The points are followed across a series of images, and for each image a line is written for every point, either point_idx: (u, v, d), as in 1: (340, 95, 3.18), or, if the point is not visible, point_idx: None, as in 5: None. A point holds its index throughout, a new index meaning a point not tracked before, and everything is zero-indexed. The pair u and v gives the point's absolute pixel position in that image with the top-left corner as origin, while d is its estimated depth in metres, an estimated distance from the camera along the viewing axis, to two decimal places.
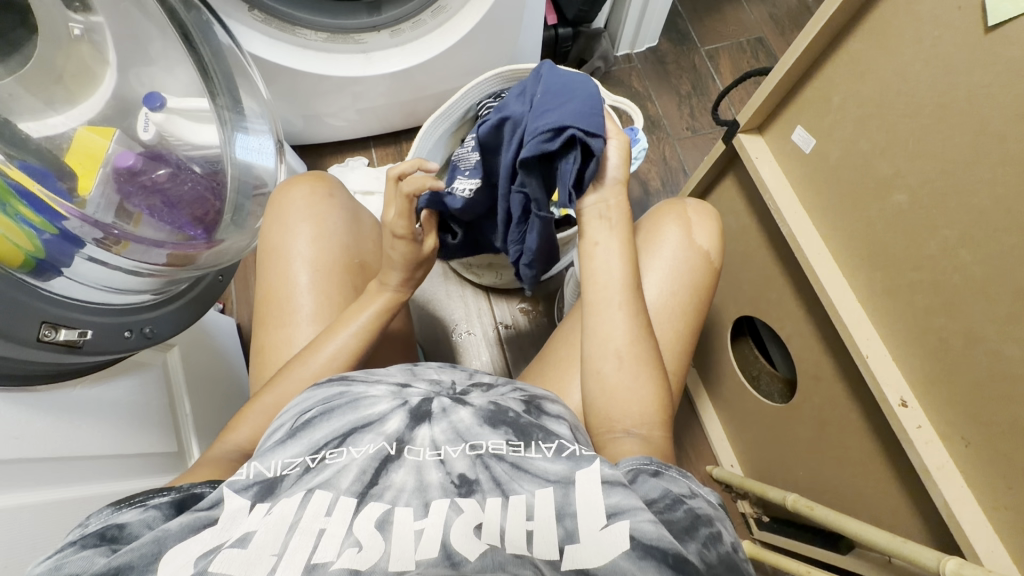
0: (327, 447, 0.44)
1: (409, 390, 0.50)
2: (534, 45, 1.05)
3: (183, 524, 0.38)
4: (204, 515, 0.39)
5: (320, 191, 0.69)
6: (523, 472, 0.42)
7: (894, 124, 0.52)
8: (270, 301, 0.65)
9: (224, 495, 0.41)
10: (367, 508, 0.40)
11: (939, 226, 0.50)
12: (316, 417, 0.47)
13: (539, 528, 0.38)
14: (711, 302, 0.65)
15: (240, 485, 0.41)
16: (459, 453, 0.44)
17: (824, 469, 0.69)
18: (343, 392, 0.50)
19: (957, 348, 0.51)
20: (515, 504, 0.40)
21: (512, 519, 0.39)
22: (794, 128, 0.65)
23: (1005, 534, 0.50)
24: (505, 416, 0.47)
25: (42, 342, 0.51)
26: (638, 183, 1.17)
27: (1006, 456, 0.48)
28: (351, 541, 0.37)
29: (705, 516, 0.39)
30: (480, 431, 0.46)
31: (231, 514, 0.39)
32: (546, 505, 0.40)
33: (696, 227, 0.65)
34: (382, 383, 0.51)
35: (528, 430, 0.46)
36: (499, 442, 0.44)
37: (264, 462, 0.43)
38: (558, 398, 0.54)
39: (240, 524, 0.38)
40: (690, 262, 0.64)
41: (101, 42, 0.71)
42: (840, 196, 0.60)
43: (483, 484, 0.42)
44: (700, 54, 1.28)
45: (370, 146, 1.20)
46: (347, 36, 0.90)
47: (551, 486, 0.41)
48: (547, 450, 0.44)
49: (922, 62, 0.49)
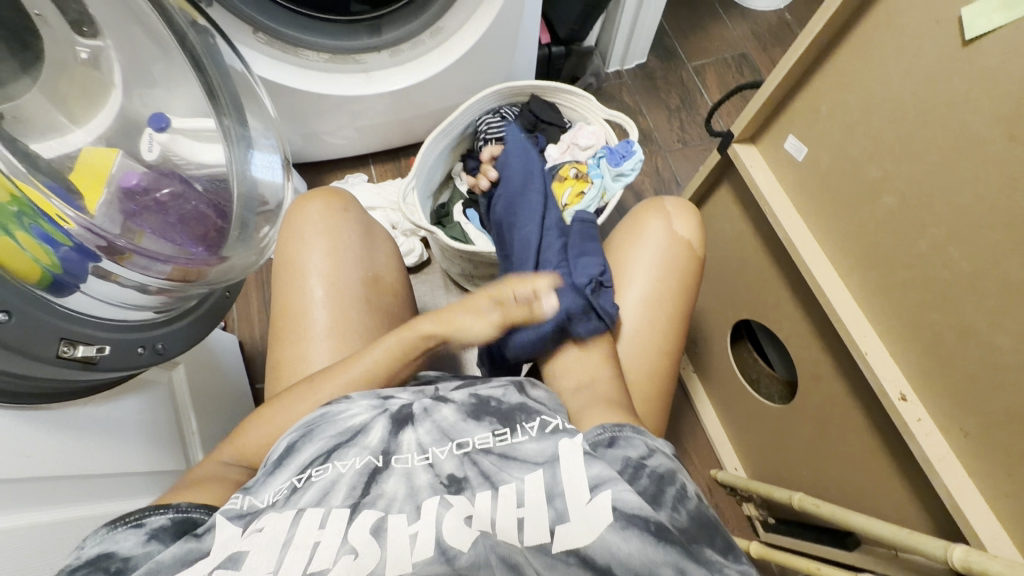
0: (312, 466, 0.44)
1: (391, 401, 0.51)
2: (529, 64, 1.08)
3: (173, 557, 0.38)
4: (196, 548, 0.38)
5: (335, 207, 0.70)
6: (511, 459, 0.43)
7: (882, 131, 0.55)
8: (287, 314, 0.65)
9: (217, 522, 0.40)
10: (361, 516, 0.40)
11: (928, 225, 0.53)
12: (299, 442, 0.47)
13: (529, 515, 0.39)
14: (700, 292, 0.67)
15: (234, 514, 0.41)
16: (447, 454, 0.45)
17: (827, 467, 0.71)
18: (323, 414, 0.49)
19: (950, 341, 0.53)
20: (504, 494, 0.41)
21: (504, 511, 0.40)
22: (785, 137, 0.68)
23: (1008, 522, 0.51)
24: (487, 407, 0.49)
25: (60, 358, 0.52)
26: (633, 194, 1.20)
27: (1004, 445, 0.50)
28: (347, 549, 0.37)
29: (667, 475, 0.41)
30: (465, 426, 0.47)
31: (223, 544, 0.39)
32: (536, 488, 0.41)
33: (676, 218, 0.67)
34: (362, 398, 0.51)
35: (511, 415, 0.47)
36: (485, 436, 0.45)
37: (258, 495, 0.43)
38: (541, 380, 0.56)
39: (231, 546, 0.38)
40: (672, 250, 0.65)
41: (108, 67, 0.73)
42: (832, 200, 0.63)
43: (472, 480, 0.43)
44: (688, 69, 1.33)
45: (369, 163, 1.22)
46: (348, 56, 0.93)
47: (540, 468, 0.42)
48: (531, 430, 0.45)
49: (904, 74, 0.52)
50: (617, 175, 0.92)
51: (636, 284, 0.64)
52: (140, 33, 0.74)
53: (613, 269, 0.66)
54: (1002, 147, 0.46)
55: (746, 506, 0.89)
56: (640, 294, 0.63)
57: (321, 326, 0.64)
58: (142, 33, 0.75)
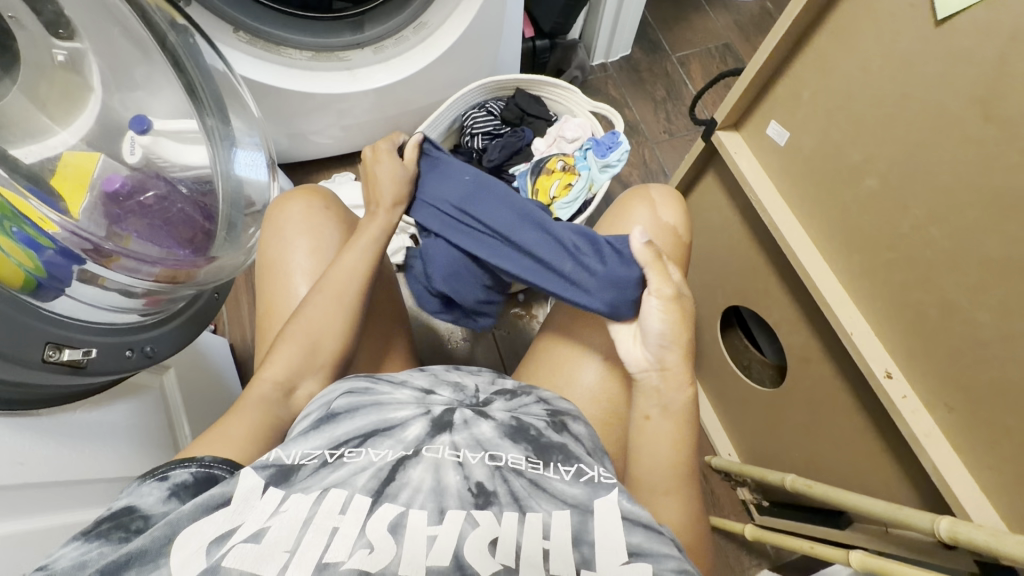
0: (346, 445, 0.44)
1: (432, 399, 0.51)
2: (514, 58, 1.08)
3: (196, 505, 0.39)
4: (218, 492, 0.40)
5: (317, 206, 0.69)
6: (540, 489, 0.43)
7: (861, 114, 0.56)
8: (273, 313, 0.66)
9: (241, 474, 0.41)
10: (382, 508, 0.39)
11: (909, 205, 0.54)
12: (341, 414, 0.48)
13: (556, 548, 0.39)
14: (686, 278, 0.67)
15: (260, 464, 0.42)
16: (479, 461, 0.44)
17: (819, 447, 0.72)
18: (368, 389, 0.51)
19: (934, 319, 0.54)
20: (531, 522, 0.40)
21: (529, 536, 0.39)
22: (768, 123, 0.68)
23: (994, 494, 0.52)
24: (526, 434, 0.48)
25: (46, 362, 0.51)
26: (621, 185, 1.20)
27: (988, 419, 0.51)
28: (363, 543, 0.37)
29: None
30: (501, 443, 0.46)
31: (244, 496, 0.40)
32: (563, 526, 0.40)
33: (662, 206, 0.67)
34: (408, 389, 0.52)
35: (548, 450, 0.46)
36: (519, 458, 0.45)
37: (286, 449, 0.44)
38: (581, 412, 0.55)
39: (253, 508, 0.39)
40: (659, 238, 0.65)
41: (85, 67, 0.72)
42: (815, 185, 0.64)
43: (501, 497, 0.42)
44: (672, 60, 1.33)
45: (356, 161, 1.21)
46: (331, 53, 0.93)
47: (568, 510, 0.41)
48: (565, 473, 0.44)
49: (881, 56, 0.53)
50: (604, 167, 0.92)
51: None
52: (116, 32, 0.72)
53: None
54: (977, 128, 0.47)
55: (740, 489, 0.90)
56: None
57: None
58: (120, 35, 0.72)
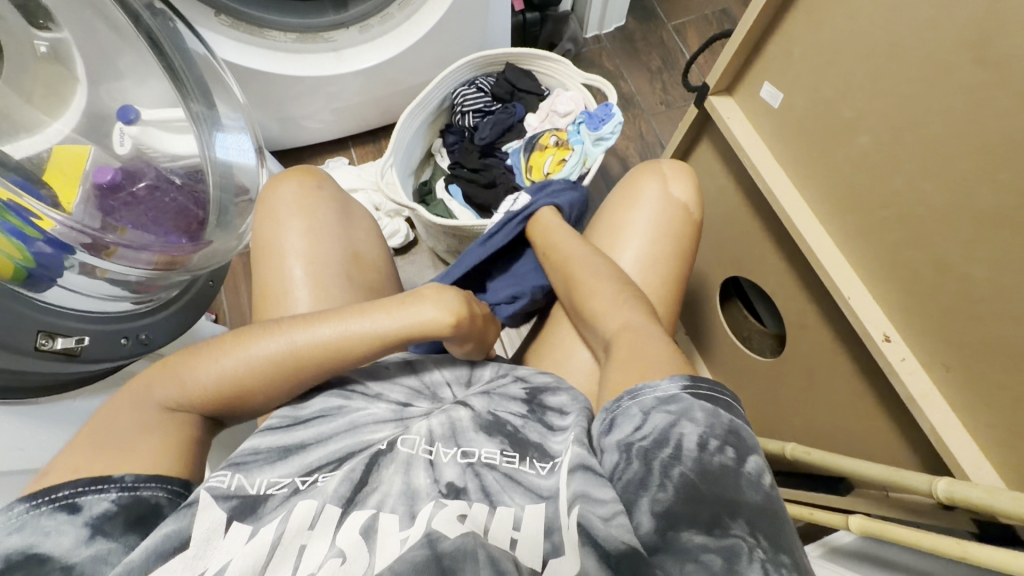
0: (320, 471, 0.44)
1: (409, 411, 0.51)
2: (503, 32, 1.06)
3: (147, 551, 0.37)
4: (174, 534, 0.38)
5: (309, 186, 0.68)
6: (515, 483, 0.43)
7: (851, 71, 0.55)
8: (267, 297, 0.63)
9: (201, 496, 0.41)
10: (352, 516, 0.40)
11: (902, 160, 0.52)
12: (310, 442, 0.47)
13: (525, 538, 0.40)
14: (694, 257, 0.65)
15: (219, 493, 0.41)
16: (451, 459, 0.45)
17: (819, 415, 0.71)
18: (341, 406, 0.51)
19: (929, 276, 0.53)
20: (502, 515, 0.41)
21: (499, 526, 0.40)
22: (761, 85, 0.66)
23: (992, 451, 0.51)
24: (502, 427, 0.48)
25: (41, 350, 0.52)
26: (617, 160, 1.19)
27: (983, 375, 0.50)
28: (334, 552, 0.38)
29: (652, 449, 0.39)
30: (475, 437, 0.47)
31: (203, 538, 0.38)
32: (535, 517, 0.41)
33: (673, 180, 0.66)
34: (384, 402, 0.52)
35: (524, 443, 0.47)
36: (493, 452, 0.46)
37: (249, 477, 0.43)
38: (562, 381, 0.54)
39: (214, 553, 0.38)
40: (667, 214, 0.64)
41: (69, 58, 0.71)
42: (809, 146, 0.62)
43: (471, 493, 0.42)
44: (668, 29, 1.30)
45: (348, 145, 1.19)
46: (316, 35, 0.91)
47: (543, 501, 0.42)
48: (541, 466, 0.44)
49: (873, 5, 0.51)
50: (597, 140, 0.92)
51: (629, 252, 0.63)
52: (96, 20, 0.71)
53: (609, 235, 0.65)
54: (969, 72, 0.45)
55: None
56: (636, 253, 0.62)
57: (304, 306, 0.62)
58: (102, 25, 0.72)
